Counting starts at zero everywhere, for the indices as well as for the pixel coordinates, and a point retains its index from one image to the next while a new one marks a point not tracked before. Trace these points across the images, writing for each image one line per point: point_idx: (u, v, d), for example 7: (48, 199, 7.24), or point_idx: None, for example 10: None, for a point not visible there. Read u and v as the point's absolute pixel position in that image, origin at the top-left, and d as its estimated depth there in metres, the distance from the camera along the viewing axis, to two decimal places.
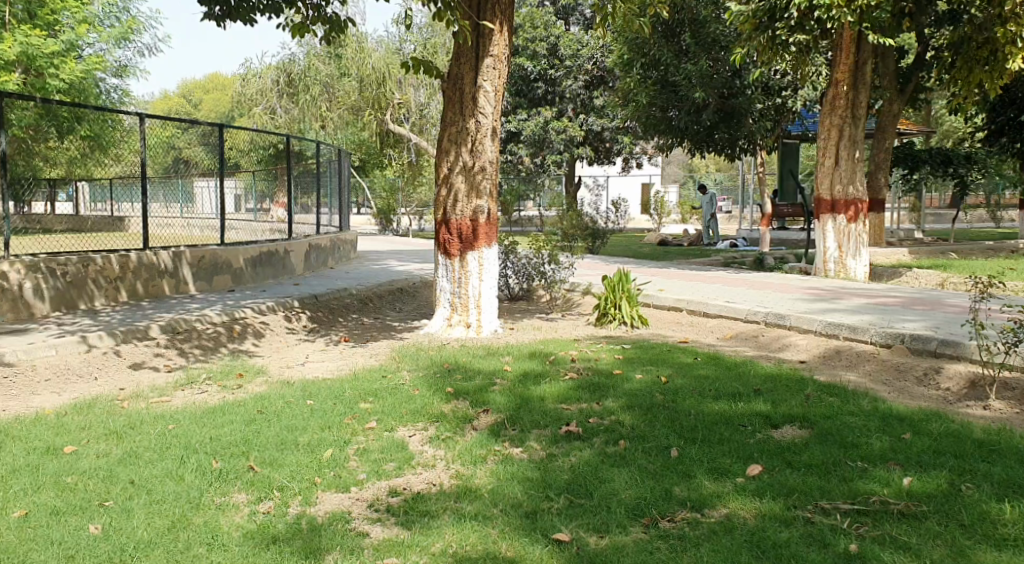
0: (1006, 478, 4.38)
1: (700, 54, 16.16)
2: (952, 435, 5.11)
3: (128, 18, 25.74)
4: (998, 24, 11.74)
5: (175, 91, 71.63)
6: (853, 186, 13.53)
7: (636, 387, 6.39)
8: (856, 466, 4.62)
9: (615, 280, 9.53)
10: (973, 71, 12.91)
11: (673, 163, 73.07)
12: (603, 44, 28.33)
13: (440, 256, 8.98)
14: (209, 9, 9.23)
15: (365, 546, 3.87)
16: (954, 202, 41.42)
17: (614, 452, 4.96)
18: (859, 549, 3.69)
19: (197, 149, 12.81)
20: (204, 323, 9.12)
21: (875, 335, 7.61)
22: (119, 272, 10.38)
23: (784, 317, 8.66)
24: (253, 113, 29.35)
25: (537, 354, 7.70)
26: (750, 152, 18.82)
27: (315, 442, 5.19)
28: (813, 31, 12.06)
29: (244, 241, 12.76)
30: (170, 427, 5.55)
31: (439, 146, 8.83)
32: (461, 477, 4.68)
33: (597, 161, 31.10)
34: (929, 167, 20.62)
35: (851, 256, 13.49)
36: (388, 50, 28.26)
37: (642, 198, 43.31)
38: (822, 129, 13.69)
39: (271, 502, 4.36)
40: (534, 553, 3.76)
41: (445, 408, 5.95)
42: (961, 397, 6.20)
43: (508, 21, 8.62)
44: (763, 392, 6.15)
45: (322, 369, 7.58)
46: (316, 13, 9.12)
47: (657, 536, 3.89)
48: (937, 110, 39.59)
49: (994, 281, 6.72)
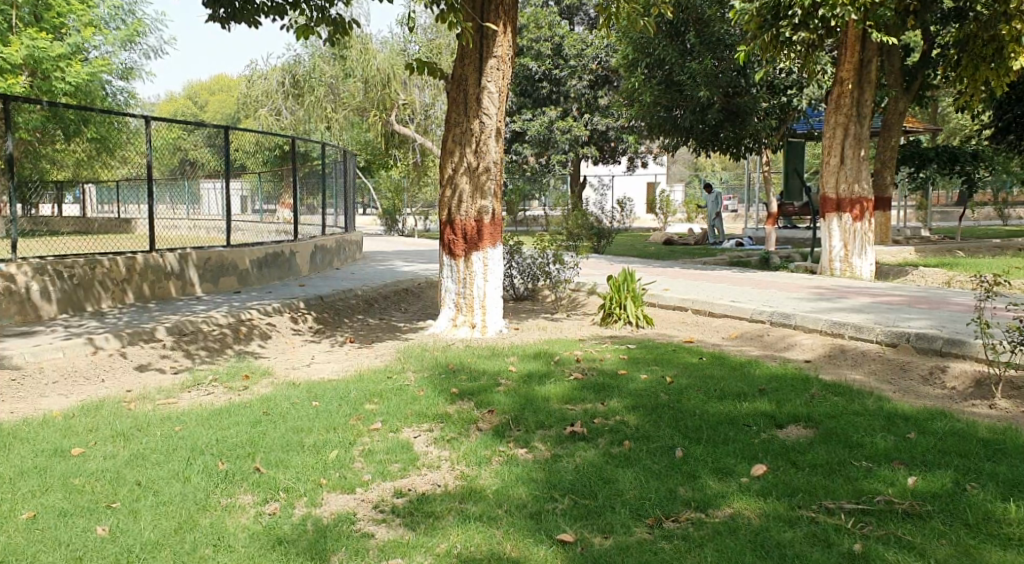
0: (1011, 478, 4.37)
1: (704, 53, 16.19)
2: (956, 434, 5.10)
3: (134, 20, 25.83)
4: (1005, 21, 11.61)
5: (181, 93, 72.54)
6: (859, 185, 13.44)
7: (640, 387, 6.39)
8: (861, 467, 4.61)
9: (620, 279, 9.55)
10: (979, 69, 12.82)
11: (678, 162, 73.29)
12: (606, 44, 28.35)
13: (446, 256, 9.01)
14: (213, 12, 9.25)
15: (371, 546, 3.90)
16: (958, 198, 41.58)
17: (619, 452, 4.97)
18: (864, 549, 3.69)
19: (203, 150, 12.83)
20: (210, 324, 9.15)
21: (881, 335, 7.59)
22: (125, 274, 10.44)
23: (789, 317, 8.64)
24: (258, 115, 29.59)
25: (542, 354, 7.70)
26: (754, 150, 18.76)
27: (321, 443, 5.22)
28: (817, 29, 12.06)
29: (249, 243, 12.81)
30: (177, 428, 5.59)
31: (444, 146, 8.84)
32: (466, 478, 4.70)
33: (603, 161, 31.22)
34: (936, 164, 20.39)
35: (857, 255, 13.43)
36: (392, 51, 28.25)
37: (649, 198, 43.49)
38: (826, 129, 13.70)
39: (277, 503, 4.38)
40: (539, 553, 3.77)
41: (450, 408, 5.98)
42: (966, 396, 6.19)
43: (511, 22, 8.64)
44: (767, 391, 6.14)
45: (328, 370, 7.61)
46: (319, 14, 9.12)
47: (661, 536, 3.90)
48: (943, 106, 39.61)
49: (1000, 279, 6.67)
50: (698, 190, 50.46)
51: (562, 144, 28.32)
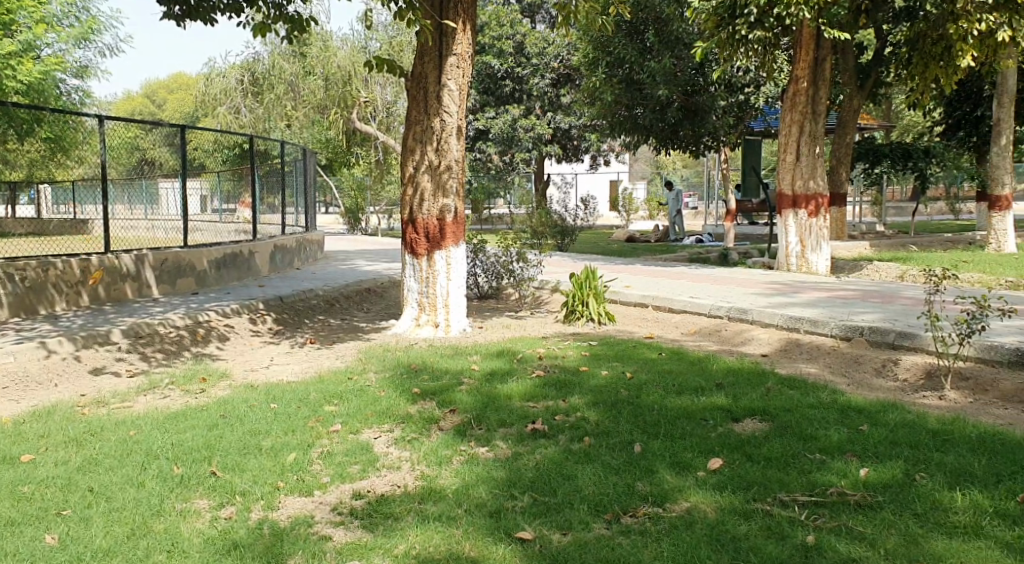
0: (958, 467, 4.47)
1: (663, 52, 16.16)
2: (907, 425, 5.21)
3: (88, 17, 25.35)
4: (951, 19, 11.86)
5: (138, 92, 71.24)
6: (814, 181, 13.62)
7: (602, 383, 6.42)
8: (815, 459, 4.69)
9: (583, 277, 9.59)
10: (929, 67, 13.08)
11: (640, 160, 74.00)
12: (568, 43, 28.43)
13: (407, 255, 8.96)
14: (168, 9, 9.11)
15: (328, 549, 3.86)
16: (913, 194, 42.41)
17: (578, 449, 4.99)
18: (816, 540, 3.76)
19: (161, 150, 12.61)
20: (167, 327, 8.99)
21: (834, 329, 7.72)
22: (80, 277, 10.24)
23: (746, 312, 8.74)
24: (217, 113, 29.20)
25: (505, 352, 7.69)
26: (714, 148, 18.95)
27: (278, 447, 5.15)
28: (773, 27, 12.14)
29: (208, 243, 12.65)
30: (132, 433, 5.49)
31: (404, 145, 8.80)
32: (426, 478, 4.68)
33: (566, 159, 31.32)
34: (888, 160, 20.51)
35: (813, 250, 13.67)
36: (353, 49, 28.03)
37: (611, 196, 43.74)
38: (783, 126, 13.86)
39: (233, 507, 4.33)
40: (498, 552, 3.77)
41: (412, 409, 5.95)
42: (917, 388, 6.33)
43: (470, 20, 8.60)
44: (724, 386, 6.21)
45: (288, 371, 7.54)
46: (276, 12, 9.01)
47: (619, 532, 3.93)
48: (897, 104, 40.40)
49: (949, 273, 6.80)
50: (661, 189, 50.85)
51: (526, 142, 28.36)
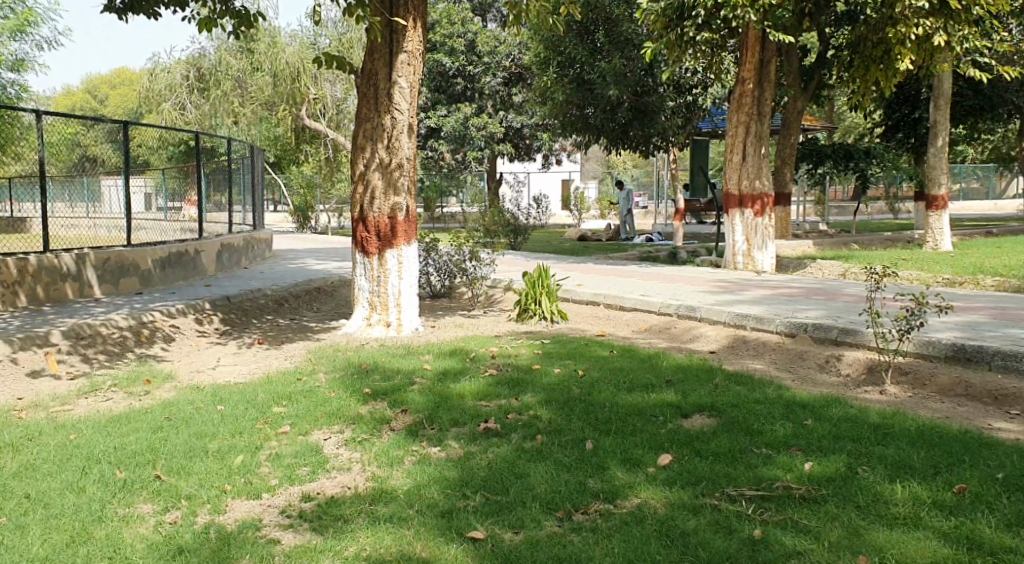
0: (898, 460, 4.59)
1: (613, 52, 16.32)
2: (849, 419, 5.34)
3: (24, 9, 24.56)
4: (890, 23, 12.16)
5: (78, 87, 69.27)
6: (760, 181, 13.85)
7: (554, 381, 6.44)
8: (761, 453, 4.77)
9: (535, 275, 9.61)
10: (869, 69, 13.39)
11: (592, 160, 74.42)
12: (519, 42, 28.48)
13: (357, 254, 8.88)
14: (109, 2, 8.88)
15: (276, 553, 3.80)
16: (856, 194, 43.38)
17: (530, 447, 5.00)
18: (763, 533, 3.82)
19: (102, 146, 12.29)
20: (110, 328, 8.77)
21: (780, 326, 7.86)
22: (17, 277, 9.93)
23: (695, 310, 8.86)
24: (161, 109, 28.54)
25: (457, 351, 7.67)
26: (663, 148, 19.15)
27: (225, 449, 5.06)
28: (720, 29, 12.31)
29: (152, 241, 12.37)
30: (72, 437, 5.34)
31: (355, 143, 8.72)
32: (377, 479, 4.64)
33: (518, 157, 31.34)
34: (832, 161, 21.06)
35: (759, 249, 13.92)
36: (301, 45, 27.66)
37: (563, 195, 43.91)
38: (730, 127, 14.06)
39: (178, 512, 4.24)
40: (449, 552, 3.76)
41: (362, 409, 5.90)
42: (860, 383, 6.49)
43: (421, 18, 8.56)
44: (674, 383, 6.28)
45: (235, 372, 7.42)
46: (222, 6, 8.85)
47: (570, 529, 3.95)
48: (841, 106, 41.31)
49: (889, 271, 6.98)
50: (612, 188, 51.19)
51: (478, 140, 28.22)
